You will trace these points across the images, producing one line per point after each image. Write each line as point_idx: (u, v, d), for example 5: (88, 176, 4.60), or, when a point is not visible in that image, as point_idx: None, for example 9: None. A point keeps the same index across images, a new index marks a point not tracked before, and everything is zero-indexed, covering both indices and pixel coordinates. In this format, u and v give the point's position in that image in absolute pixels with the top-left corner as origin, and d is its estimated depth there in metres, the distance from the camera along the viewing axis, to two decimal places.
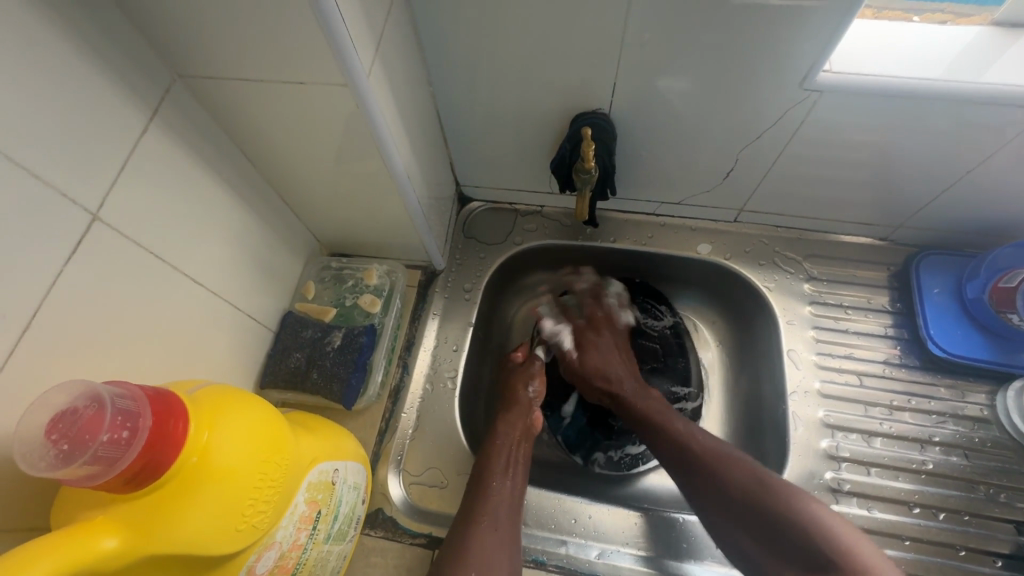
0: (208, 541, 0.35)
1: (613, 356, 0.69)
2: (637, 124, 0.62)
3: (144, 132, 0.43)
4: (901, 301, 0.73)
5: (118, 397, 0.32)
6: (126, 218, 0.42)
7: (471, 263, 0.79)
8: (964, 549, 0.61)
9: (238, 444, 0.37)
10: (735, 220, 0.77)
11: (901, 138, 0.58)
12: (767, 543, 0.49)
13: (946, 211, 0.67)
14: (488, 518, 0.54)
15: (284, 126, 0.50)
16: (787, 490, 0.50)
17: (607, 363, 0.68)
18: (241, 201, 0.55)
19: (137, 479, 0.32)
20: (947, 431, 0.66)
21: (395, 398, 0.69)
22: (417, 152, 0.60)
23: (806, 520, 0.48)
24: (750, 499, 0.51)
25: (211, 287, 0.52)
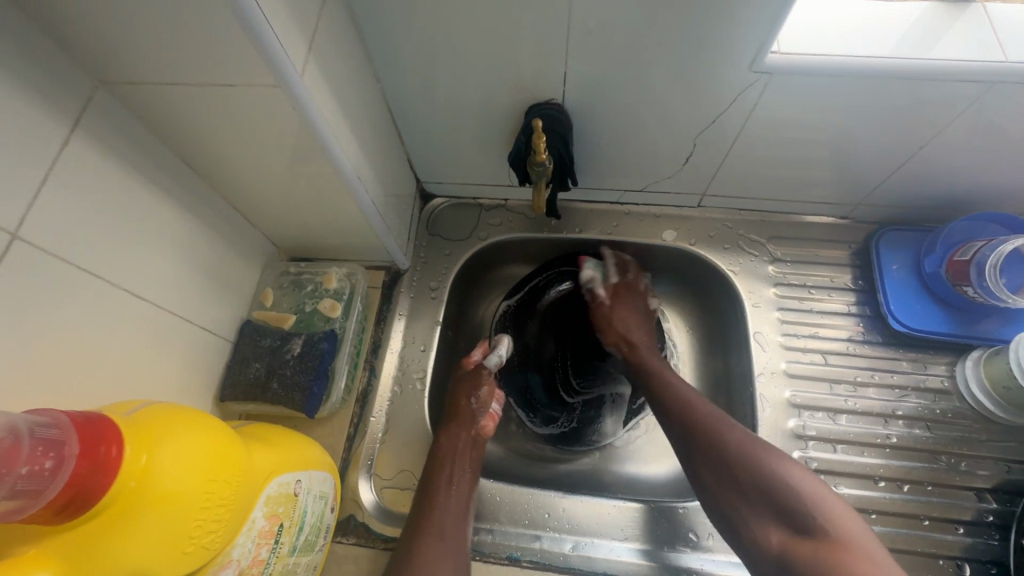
0: (153, 566, 0.34)
1: (636, 325, 0.73)
2: (592, 114, 0.62)
3: (65, 143, 0.41)
4: (862, 278, 0.74)
5: (38, 427, 0.31)
6: (53, 235, 0.40)
7: (436, 261, 0.78)
8: (927, 519, 0.62)
9: (182, 464, 0.35)
10: (698, 205, 0.77)
11: (851, 118, 0.58)
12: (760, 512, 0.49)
13: (902, 187, 0.68)
14: (433, 532, 0.54)
15: (222, 131, 0.48)
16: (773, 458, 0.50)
17: (626, 325, 0.73)
18: (184, 210, 0.53)
19: (67, 509, 0.31)
20: (910, 404, 0.67)
21: (363, 403, 0.68)
22: (367, 152, 0.59)
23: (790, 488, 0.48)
24: (740, 465, 0.51)
25: (157, 301, 0.51)
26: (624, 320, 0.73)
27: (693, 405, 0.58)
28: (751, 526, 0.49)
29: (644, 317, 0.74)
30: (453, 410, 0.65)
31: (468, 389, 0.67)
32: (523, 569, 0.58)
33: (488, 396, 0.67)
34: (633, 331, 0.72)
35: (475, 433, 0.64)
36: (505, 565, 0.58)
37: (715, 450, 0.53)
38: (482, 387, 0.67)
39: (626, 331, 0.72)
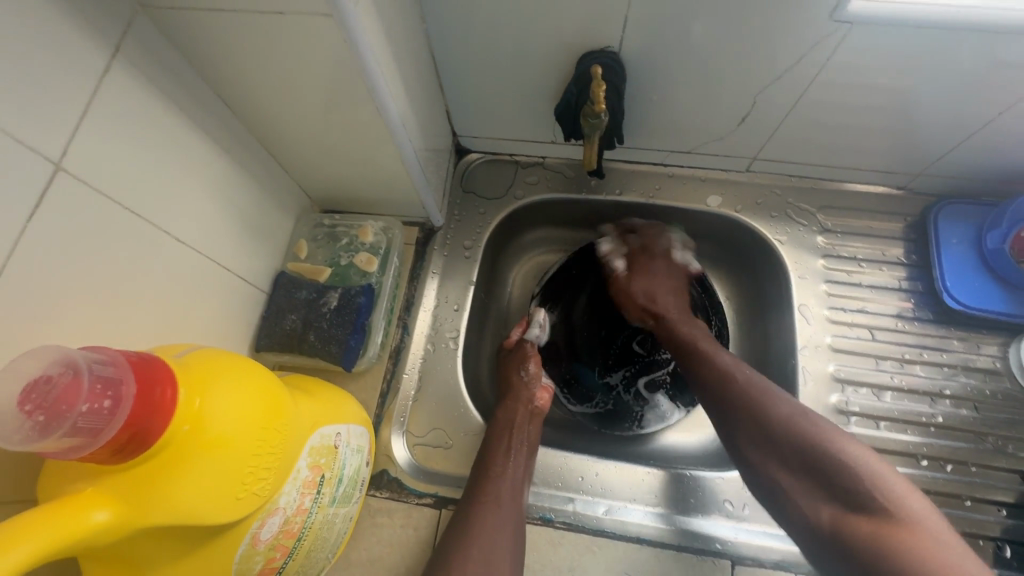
0: (208, 510, 0.33)
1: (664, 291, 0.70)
2: (649, 65, 0.58)
3: (107, 70, 0.38)
4: (916, 253, 0.70)
5: (95, 363, 0.30)
6: (94, 170, 0.38)
7: (471, 219, 0.75)
8: (969, 499, 0.61)
9: (234, 411, 0.35)
10: (747, 170, 0.73)
11: (928, 80, 0.54)
12: (813, 487, 0.47)
13: (969, 158, 0.64)
14: (490, 497, 0.54)
15: (264, 66, 0.45)
16: (829, 429, 0.49)
17: (653, 292, 0.70)
18: (220, 153, 0.51)
19: (125, 450, 0.31)
20: (958, 384, 0.65)
21: (396, 359, 0.67)
22: (411, 97, 0.55)
23: (852, 459, 0.46)
24: (754, 409, 0.52)
25: (195, 247, 0.49)
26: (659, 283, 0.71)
27: (734, 387, 0.54)
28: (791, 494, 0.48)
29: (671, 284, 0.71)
30: (508, 388, 0.65)
31: (514, 364, 0.68)
32: (557, 531, 0.58)
33: (538, 371, 0.66)
34: (660, 298, 0.70)
35: (532, 408, 0.64)
36: (539, 525, 0.58)
37: (757, 414, 0.52)
38: (529, 361, 0.67)
39: (654, 292, 0.70)
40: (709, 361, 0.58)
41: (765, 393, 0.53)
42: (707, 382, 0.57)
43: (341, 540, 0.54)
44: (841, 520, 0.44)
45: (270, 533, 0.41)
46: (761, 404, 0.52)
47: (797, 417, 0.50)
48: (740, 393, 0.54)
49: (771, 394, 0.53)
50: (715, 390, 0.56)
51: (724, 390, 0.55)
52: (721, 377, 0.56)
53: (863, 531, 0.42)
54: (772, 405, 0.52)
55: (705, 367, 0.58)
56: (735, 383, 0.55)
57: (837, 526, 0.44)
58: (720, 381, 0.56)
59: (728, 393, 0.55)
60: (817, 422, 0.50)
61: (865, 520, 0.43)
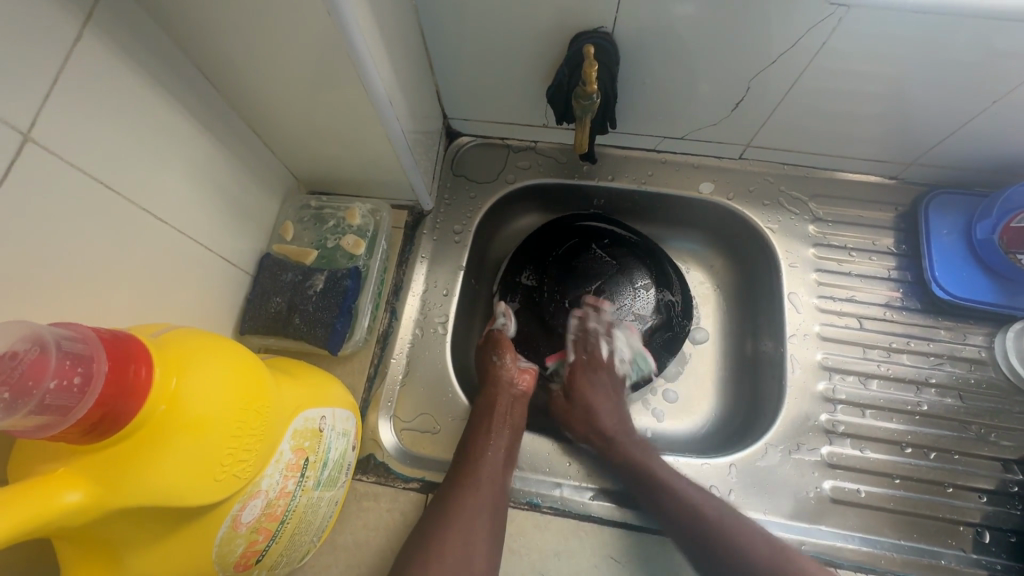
0: (185, 492, 0.33)
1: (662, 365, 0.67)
2: (643, 47, 0.56)
3: (79, 38, 0.36)
4: (906, 243, 0.71)
5: (65, 340, 0.29)
6: (66, 142, 0.37)
7: (461, 203, 0.74)
8: (951, 486, 0.61)
9: (212, 392, 0.34)
10: (740, 157, 0.73)
11: (922, 69, 0.54)
12: None
13: (961, 148, 0.64)
14: (472, 478, 0.54)
15: (244, 39, 0.44)
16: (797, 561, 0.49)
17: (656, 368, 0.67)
18: (200, 129, 0.50)
19: (97, 428, 0.30)
20: (944, 373, 0.66)
21: (384, 344, 0.66)
22: (399, 76, 0.54)
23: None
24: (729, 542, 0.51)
25: (175, 225, 0.48)
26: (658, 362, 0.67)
27: (705, 513, 0.53)
28: None
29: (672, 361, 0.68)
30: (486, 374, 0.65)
31: (488, 351, 0.68)
32: (544, 515, 0.58)
33: (514, 357, 0.66)
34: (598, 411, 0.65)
35: (515, 392, 0.64)
36: (526, 510, 0.58)
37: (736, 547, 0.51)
38: (505, 348, 0.67)
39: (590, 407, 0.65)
40: (670, 487, 0.56)
41: (736, 533, 0.52)
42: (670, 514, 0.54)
43: (326, 524, 0.53)
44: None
45: (251, 515, 0.40)
46: (730, 543, 0.51)
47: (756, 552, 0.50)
48: (698, 519, 0.53)
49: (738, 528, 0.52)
50: (673, 512, 0.54)
51: (685, 520, 0.53)
52: (694, 506, 0.54)
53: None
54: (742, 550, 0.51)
55: (665, 499, 0.55)
56: (706, 514, 0.53)
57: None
58: (685, 507, 0.54)
59: (694, 524, 0.53)
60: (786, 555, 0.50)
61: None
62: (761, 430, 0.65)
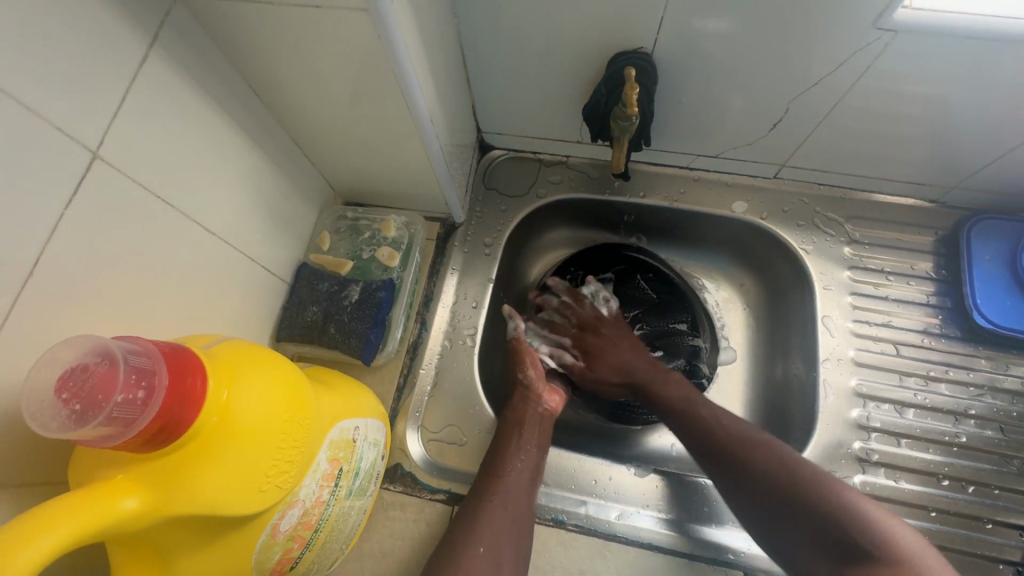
0: (231, 502, 0.34)
1: (618, 348, 0.68)
2: (682, 67, 0.57)
3: (144, 59, 0.38)
4: (946, 268, 0.69)
5: (130, 354, 0.30)
6: (130, 158, 0.38)
7: (492, 216, 0.75)
8: (989, 522, 0.60)
9: (260, 404, 0.35)
10: (775, 176, 0.72)
11: (970, 92, 0.53)
12: (813, 537, 0.45)
13: (1006, 173, 0.62)
14: (500, 496, 0.54)
15: (296, 58, 0.45)
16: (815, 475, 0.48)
17: (609, 357, 0.67)
18: (248, 143, 0.51)
19: (155, 440, 0.31)
20: (984, 404, 0.64)
21: (413, 354, 0.67)
22: (440, 94, 0.55)
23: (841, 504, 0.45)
24: (734, 453, 0.52)
25: (222, 236, 0.50)
26: (608, 346, 0.68)
27: (718, 425, 0.55)
28: (762, 523, 0.49)
29: (624, 338, 0.69)
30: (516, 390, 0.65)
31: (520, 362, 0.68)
32: (569, 533, 0.58)
33: (543, 371, 0.67)
34: (626, 357, 0.66)
35: (544, 411, 0.64)
36: (551, 526, 0.58)
37: (739, 458, 0.52)
38: (539, 362, 0.67)
39: (622, 364, 0.66)
40: (757, 456, 0.51)
41: (818, 487, 0.47)
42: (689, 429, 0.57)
43: (355, 532, 0.54)
44: (839, 567, 0.42)
45: (289, 524, 0.41)
46: (825, 494, 0.46)
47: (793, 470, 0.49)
48: (786, 477, 0.48)
49: (823, 479, 0.47)
50: (756, 473, 0.50)
51: (773, 483, 0.49)
52: (779, 464, 0.50)
53: None
54: (832, 495, 0.46)
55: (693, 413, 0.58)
56: (792, 472, 0.49)
57: None
58: (768, 468, 0.50)
59: (776, 479, 0.49)
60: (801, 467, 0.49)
61: (865, 570, 0.41)
62: None
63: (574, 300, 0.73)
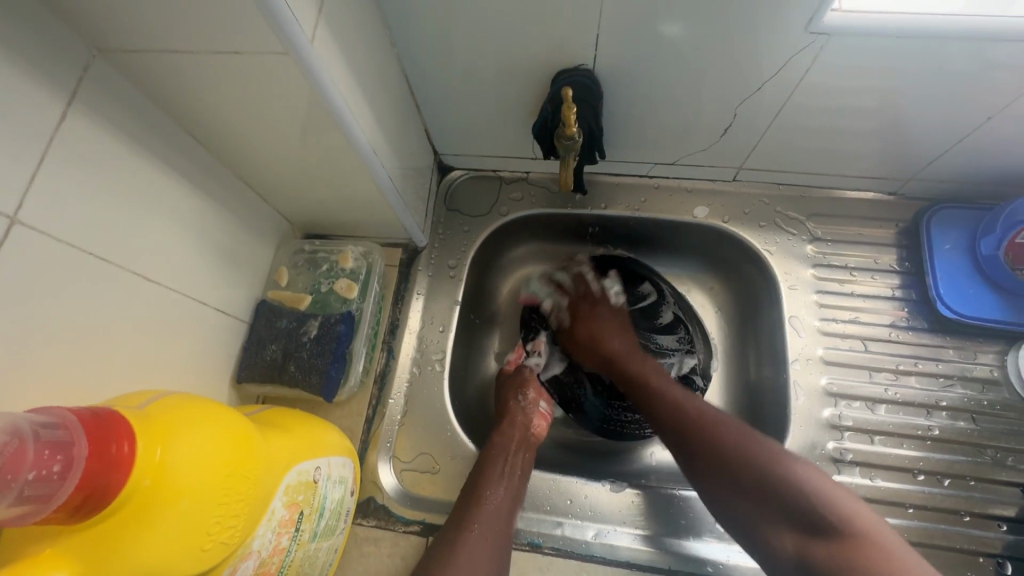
0: (171, 564, 0.33)
1: (609, 335, 0.68)
2: (624, 80, 0.57)
3: (63, 117, 0.38)
4: (909, 260, 0.69)
5: (43, 428, 0.29)
6: (54, 218, 0.38)
7: (455, 238, 0.75)
8: (967, 515, 0.59)
9: (199, 461, 0.34)
10: (734, 179, 0.72)
11: (911, 86, 0.53)
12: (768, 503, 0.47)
13: (959, 161, 0.62)
14: (480, 524, 0.54)
15: (227, 102, 0.45)
16: (775, 447, 0.49)
17: (598, 337, 0.68)
18: (190, 187, 0.51)
19: (81, 510, 0.30)
20: (955, 395, 0.64)
21: (382, 384, 0.66)
22: (383, 124, 0.55)
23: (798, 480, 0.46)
24: (696, 437, 0.53)
25: (169, 284, 0.49)
26: (608, 328, 0.69)
27: (684, 409, 0.55)
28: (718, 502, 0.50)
29: (618, 326, 0.69)
30: (505, 411, 0.66)
31: (512, 390, 0.68)
32: (545, 557, 0.57)
33: (536, 397, 0.67)
34: (611, 340, 0.67)
35: (529, 434, 0.64)
36: (528, 552, 0.57)
37: (707, 442, 0.52)
38: (527, 388, 0.68)
39: (597, 334, 0.68)
40: (716, 432, 0.52)
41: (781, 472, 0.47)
42: (658, 414, 0.57)
43: (326, 571, 0.53)
44: (803, 549, 0.44)
45: None
46: (785, 473, 0.47)
47: (748, 439, 0.50)
48: (746, 452, 0.49)
49: (781, 454, 0.49)
50: (716, 452, 0.51)
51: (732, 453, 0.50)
52: (734, 440, 0.51)
53: (823, 558, 0.42)
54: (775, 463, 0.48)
55: (657, 400, 0.58)
56: (752, 447, 0.50)
57: (801, 558, 0.44)
58: (725, 440, 0.51)
59: (729, 461, 0.49)
60: (758, 437, 0.51)
61: (826, 548, 0.43)
62: None
63: (592, 287, 0.74)
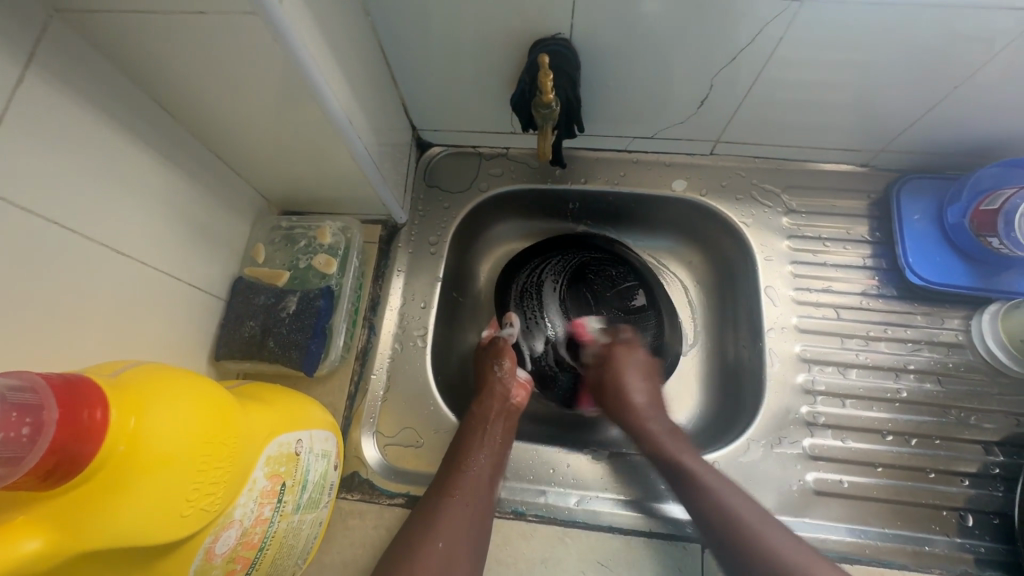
0: (150, 530, 0.33)
1: (636, 379, 0.66)
2: (601, 50, 0.57)
3: (20, 80, 0.36)
4: (880, 230, 0.71)
5: (12, 390, 0.29)
6: (14, 185, 0.36)
7: (435, 214, 0.74)
8: (932, 472, 0.62)
9: (174, 427, 0.34)
10: (711, 153, 0.73)
11: (882, 56, 0.54)
12: (743, 568, 0.49)
13: (927, 132, 0.64)
14: (461, 492, 0.54)
15: (194, 69, 0.44)
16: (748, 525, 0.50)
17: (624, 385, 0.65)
18: (159, 160, 0.49)
19: (53, 476, 0.30)
20: (922, 358, 0.66)
21: (363, 360, 0.66)
22: (358, 94, 0.54)
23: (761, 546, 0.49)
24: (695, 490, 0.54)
25: (141, 259, 0.48)
26: (634, 379, 0.66)
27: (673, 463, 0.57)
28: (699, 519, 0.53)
29: (640, 371, 0.67)
30: (483, 383, 0.66)
31: (488, 359, 0.68)
32: (529, 524, 0.58)
33: (512, 367, 0.67)
34: (631, 393, 0.65)
35: (508, 405, 0.64)
36: (510, 520, 0.58)
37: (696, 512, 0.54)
38: (503, 358, 0.67)
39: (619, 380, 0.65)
40: (730, 494, 0.53)
41: (753, 527, 0.50)
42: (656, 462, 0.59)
43: (311, 544, 0.53)
44: None
45: (226, 546, 0.40)
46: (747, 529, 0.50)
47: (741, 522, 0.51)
48: (727, 521, 0.51)
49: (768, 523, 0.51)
50: (698, 492, 0.54)
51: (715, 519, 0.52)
52: (724, 505, 0.52)
53: None
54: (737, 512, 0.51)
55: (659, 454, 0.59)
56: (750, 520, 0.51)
57: None
58: (710, 507, 0.53)
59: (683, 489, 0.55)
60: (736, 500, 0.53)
61: None
62: (743, 425, 0.65)
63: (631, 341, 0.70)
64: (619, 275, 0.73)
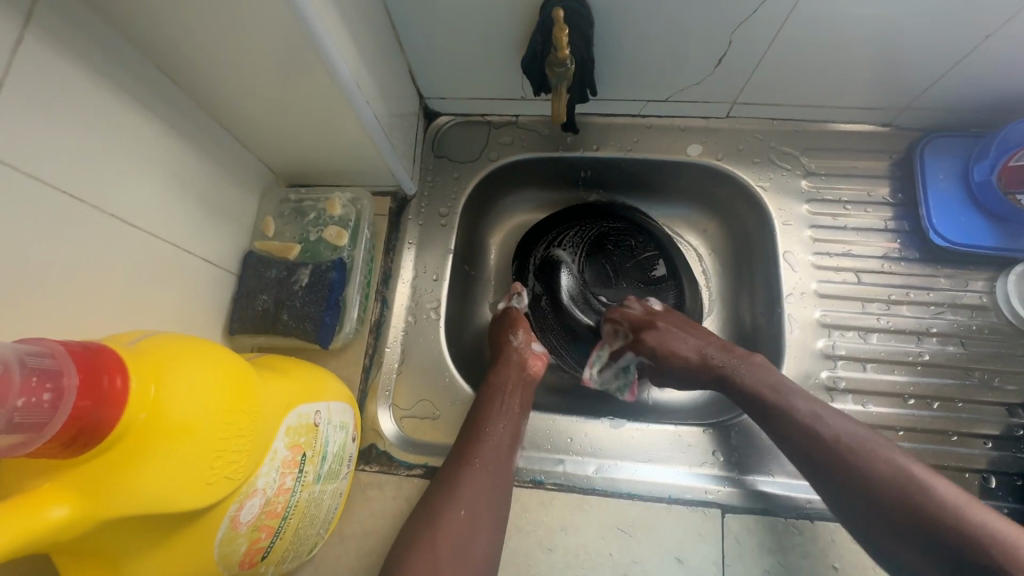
0: (176, 497, 0.33)
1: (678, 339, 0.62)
2: (616, 7, 0.54)
3: (17, 42, 0.35)
4: (902, 192, 0.69)
5: (30, 356, 0.28)
6: (17, 153, 0.35)
7: (445, 184, 0.73)
8: (955, 435, 0.61)
9: (195, 395, 0.33)
10: (728, 116, 0.70)
11: (913, 5, 0.51)
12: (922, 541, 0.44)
13: (954, 88, 0.61)
14: (480, 461, 0.54)
15: (195, 30, 0.42)
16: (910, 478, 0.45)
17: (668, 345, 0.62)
18: (163, 130, 0.48)
19: (76, 443, 0.30)
20: (945, 321, 0.65)
21: (377, 334, 0.65)
22: (365, 58, 0.52)
23: (929, 499, 0.44)
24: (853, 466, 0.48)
25: (151, 232, 0.47)
26: (678, 337, 0.62)
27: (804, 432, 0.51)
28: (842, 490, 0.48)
29: (682, 328, 0.63)
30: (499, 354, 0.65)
31: (503, 330, 0.67)
32: (548, 492, 0.58)
33: (527, 337, 0.66)
34: (676, 347, 0.62)
35: (525, 375, 0.63)
36: (530, 488, 0.58)
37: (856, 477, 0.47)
38: (519, 329, 0.67)
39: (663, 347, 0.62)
40: (869, 459, 0.47)
41: (912, 478, 0.46)
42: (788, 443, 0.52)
43: (332, 515, 0.54)
44: None
45: (250, 514, 0.40)
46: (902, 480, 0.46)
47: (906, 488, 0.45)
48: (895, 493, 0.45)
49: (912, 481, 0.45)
50: (839, 459, 0.49)
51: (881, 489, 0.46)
52: (885, 470, 0.47)
53: None
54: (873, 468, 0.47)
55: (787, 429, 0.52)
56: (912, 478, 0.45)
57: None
58: (874, 474, 0.47)
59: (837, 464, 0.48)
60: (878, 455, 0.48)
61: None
62: None
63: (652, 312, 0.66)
64: (637, 244, 0.74)
